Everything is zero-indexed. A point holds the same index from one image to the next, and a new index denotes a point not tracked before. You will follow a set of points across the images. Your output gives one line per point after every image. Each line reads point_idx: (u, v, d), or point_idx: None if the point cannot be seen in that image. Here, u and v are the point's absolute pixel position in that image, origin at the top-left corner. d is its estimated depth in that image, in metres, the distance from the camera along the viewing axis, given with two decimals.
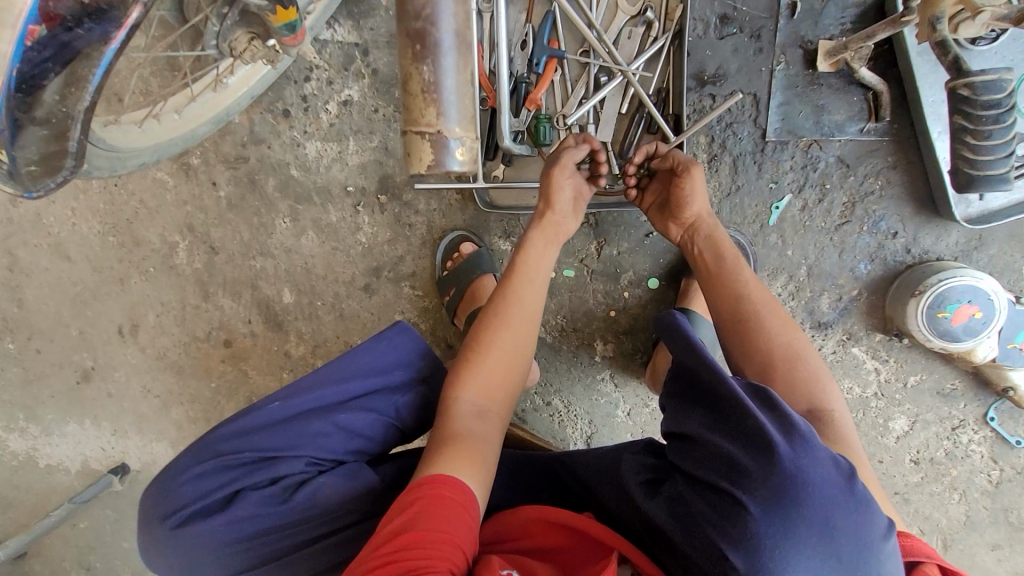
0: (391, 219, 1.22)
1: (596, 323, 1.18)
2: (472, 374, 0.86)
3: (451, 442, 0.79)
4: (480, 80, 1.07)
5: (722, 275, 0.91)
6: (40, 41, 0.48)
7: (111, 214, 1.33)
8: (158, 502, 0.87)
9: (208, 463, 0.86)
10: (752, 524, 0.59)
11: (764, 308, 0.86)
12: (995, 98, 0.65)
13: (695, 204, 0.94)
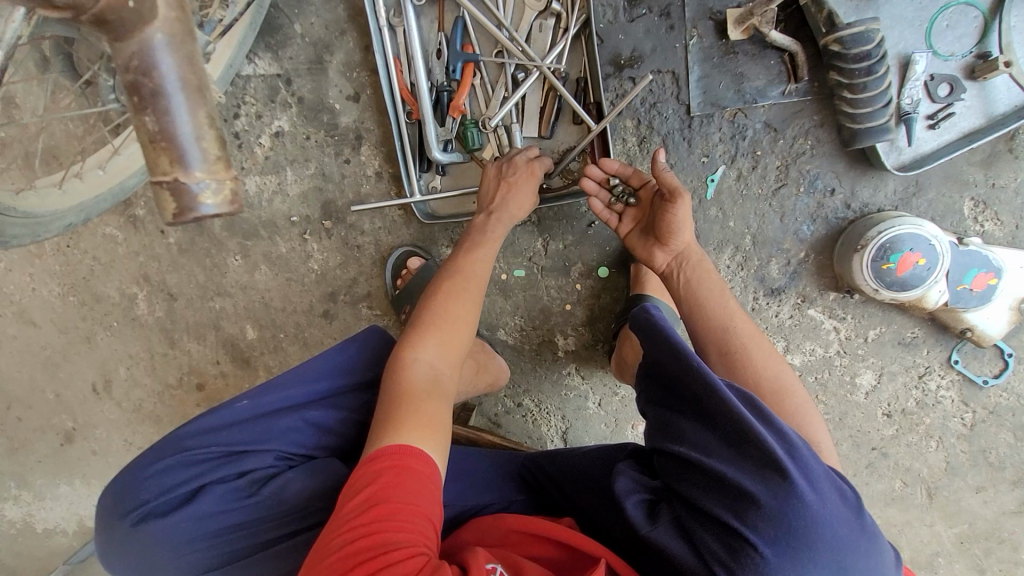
0: (339, 242, 1.22)
1: (554, 319, 1.18)
2: (422, 338, 0.84)
3: (409, 403, 0.76)
4: (404, 96, 1.07)
5: (705, 307, 0.87)
6: None
7: (67, 274, 1.34)
8: (116, 500, 0.85)
9: (170, 458, 0.84)
10: (764, 567, 0.59)
11: (746, 346, 0.84)
12: (863, 49, 0.89)
13: (683, 232, 0.88)
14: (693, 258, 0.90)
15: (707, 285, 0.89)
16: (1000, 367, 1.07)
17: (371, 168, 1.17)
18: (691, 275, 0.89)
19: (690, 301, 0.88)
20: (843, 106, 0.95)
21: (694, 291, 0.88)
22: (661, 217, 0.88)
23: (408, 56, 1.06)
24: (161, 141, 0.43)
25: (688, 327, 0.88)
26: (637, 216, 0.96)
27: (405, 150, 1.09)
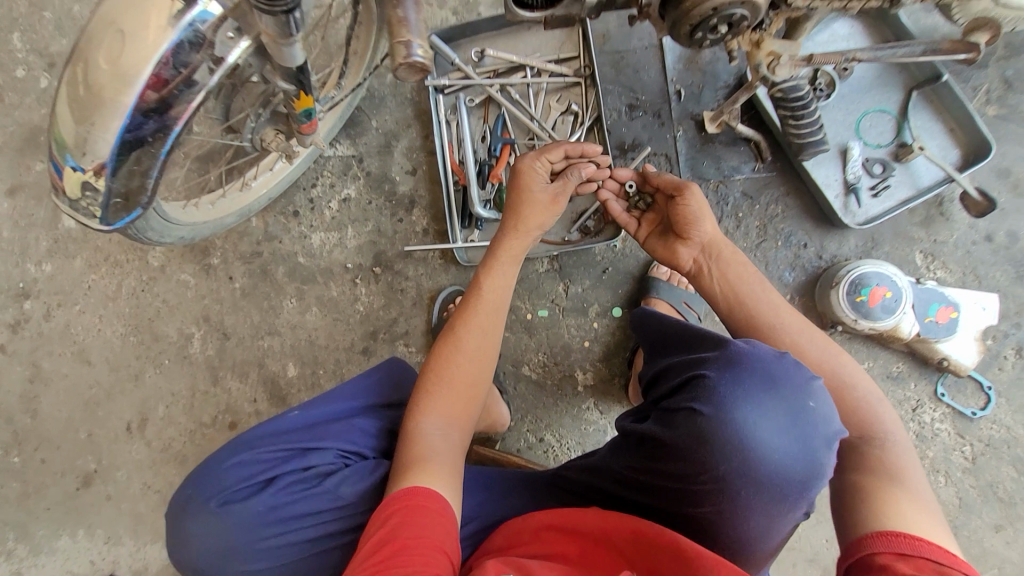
0: (385, 287, 1.40)
1: (574, 355, 1.32)
2: (430, 402, 0.93)
3: (420, 458, 0.86)
4: (453, 168, 1.36)
5: (740, 297, 0.99)
6: (151, 98, 0.72)
7: (135, 315, 1.50)
8: (195, 490, 0.92)
9: (245, 452, 0.92)
10: (713, 382, 0.80)
11: (784, 325, 0.96)
12: (797, 94, 1.14)
13: (703, 225, 1.02)
14: (716, 251, 1.02)
15: (740, 273, 1.00)
16: (984, 400, 1.18)
17: (419, 225, 1.41)
18: (722, 267, 1.01)
19: (728, 295, 1.00)
20: (789, 130, 1.20)
21: (732, 284, 1.00)
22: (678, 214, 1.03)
23: (460, 140, 1.37)
24: (401, 22, 0.70)
25: (740, 306, 0.99)
26: (654, 218, 1.11)
27: (451, 207, 1.34)
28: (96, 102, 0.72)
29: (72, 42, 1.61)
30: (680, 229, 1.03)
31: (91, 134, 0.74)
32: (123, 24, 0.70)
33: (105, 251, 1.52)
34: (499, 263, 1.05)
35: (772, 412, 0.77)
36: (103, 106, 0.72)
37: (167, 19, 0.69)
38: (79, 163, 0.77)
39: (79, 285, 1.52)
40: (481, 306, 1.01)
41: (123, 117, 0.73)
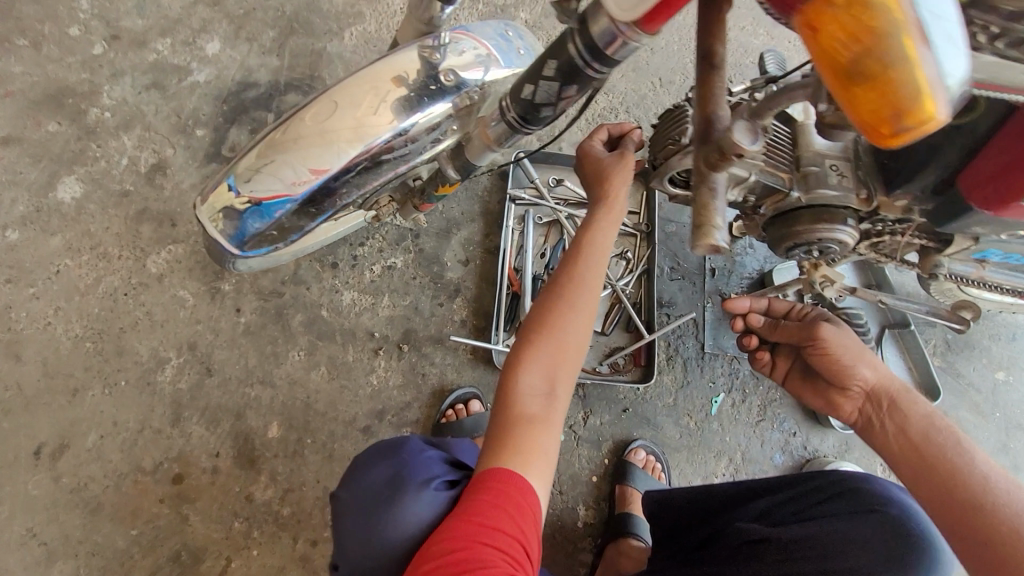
0: (406, 366, 1.35)
1: (580, 488, 1.32)
2: (529, 361, 0.90)
3: (512, 432, 0.87)
4: (509, 274, 1.42)
5: (922, 449, 0.89)
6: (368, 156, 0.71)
7: (102, 319, 1.29)
8: (377, 467, 1.08)
9: (423, 449, 1.11)
10: (881, 488, 1.02)
11: (986, 480, 0.82)
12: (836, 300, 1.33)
13: (858, 365, 1.00)
14: (886, 400, 0.97)
15: (908, 413, 0.93)
16: None
17: (458, 315, 1.41)
18: (886, 413, 0.95)
19: (900, 435, 0.92)
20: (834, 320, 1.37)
21: (897, 427, 0.93)
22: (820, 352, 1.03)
23: (521, 250, 1.44)
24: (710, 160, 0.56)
25: (900, 438, 0.91)
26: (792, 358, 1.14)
27: (500, 310, 1.37)
28: (291, 147, 0.71)
29: (147, 24, 1.54)
30: (836, 373, 1.01)
31: (266, 172, 0.71)
32: (341, 97, 0.72)
33: (96, 240, 1.34)
34: (594, 225, 0.96)
35: (905, 513, 0.97)
36: (298, 154, 0.71)
37: (394, 102, 0.72)
38: (237, 187, 0.71)
39: (45, 266, 1.31)
40: (585, 263, 0.95)
41: (314, 169, 0.71)
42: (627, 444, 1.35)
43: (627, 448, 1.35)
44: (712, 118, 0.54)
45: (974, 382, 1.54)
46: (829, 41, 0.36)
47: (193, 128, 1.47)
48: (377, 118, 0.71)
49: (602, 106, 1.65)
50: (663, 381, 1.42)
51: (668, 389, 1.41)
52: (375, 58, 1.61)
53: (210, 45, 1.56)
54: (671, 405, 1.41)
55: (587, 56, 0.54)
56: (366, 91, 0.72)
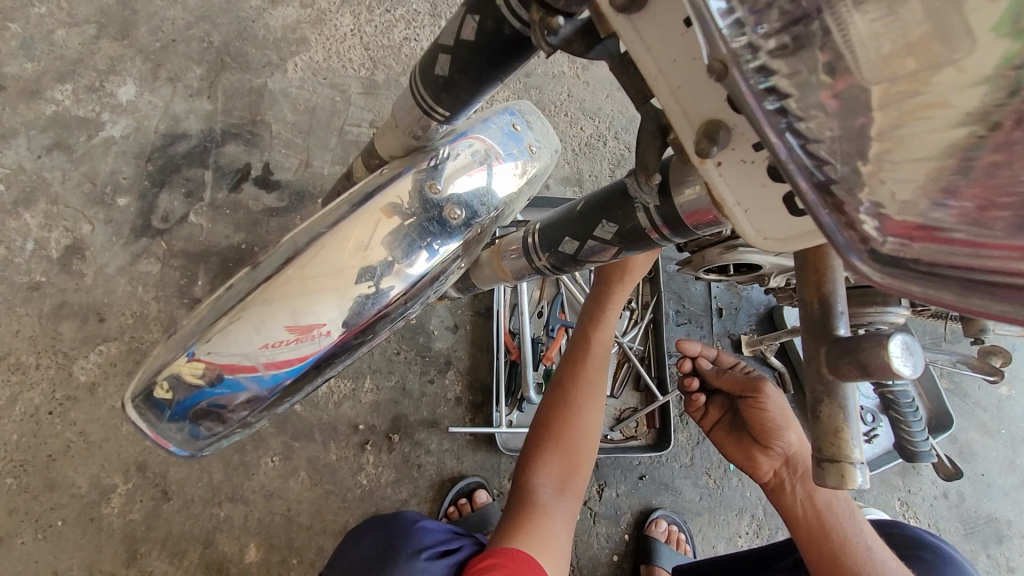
0: (398, 458, 1.19)
1: (601, 570, 1.21)
2: (547, 459, 0.84)
3: (529, 524, 0.81)
4: (505, 340, 1.26)
5: (827, 527, 0.77)
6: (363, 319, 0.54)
7: (25, 449, 1.07)
8: (353, 546, 0.84)
9: (414, 516, 0.88)
10: None
11: (873, 561, 0.74)
12: None
13: (787, 433, 0.79)
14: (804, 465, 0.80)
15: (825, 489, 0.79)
16: None
17: (451, 392, 1.25)
18: (811, 491, 0.79)
19: (819, 512, 0.78)
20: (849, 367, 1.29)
21: (814, 508, 0.78)
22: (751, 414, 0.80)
23: (515, 310, 1.29)
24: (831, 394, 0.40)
25: (805, 518, 0.78)
26: (723, 403, 0.88)
27: (499, 384, 1.22)
28: (264, 296, 0.52)
29: (41, 70, 1.27)
30: (764, 434, 0.80)
31: (229, 332, 0.51)
32: (321, 241, 0.54)
33: (5, 347, 1.11)
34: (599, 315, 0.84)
35: None
36: (269, 308, 0.52)
37: (386, 238, 0.54)
38: (195, 347, 0.52)
39: None
40: (593, 360, 0.85)
41: (291, 326, 0.52)
42: (647, 514, 1.24)
43: (647, 518, 1.24)
44: (830, 301, 0.42)
45: (980, 401, 1.51)
46: None
47: (114, 197, 1.24)
48: (368, 261, 0.53)
49: (588, 134, 1.50)
50: (678, 439, 1.31)
51: (684, 448, 1.30)
52: (327, 93, 1.39)
53: (123, 90, 1.30)
54: (689, 464, 1.30)
55: (657, 221, 0.40)
56: (352, 226, 0.54)
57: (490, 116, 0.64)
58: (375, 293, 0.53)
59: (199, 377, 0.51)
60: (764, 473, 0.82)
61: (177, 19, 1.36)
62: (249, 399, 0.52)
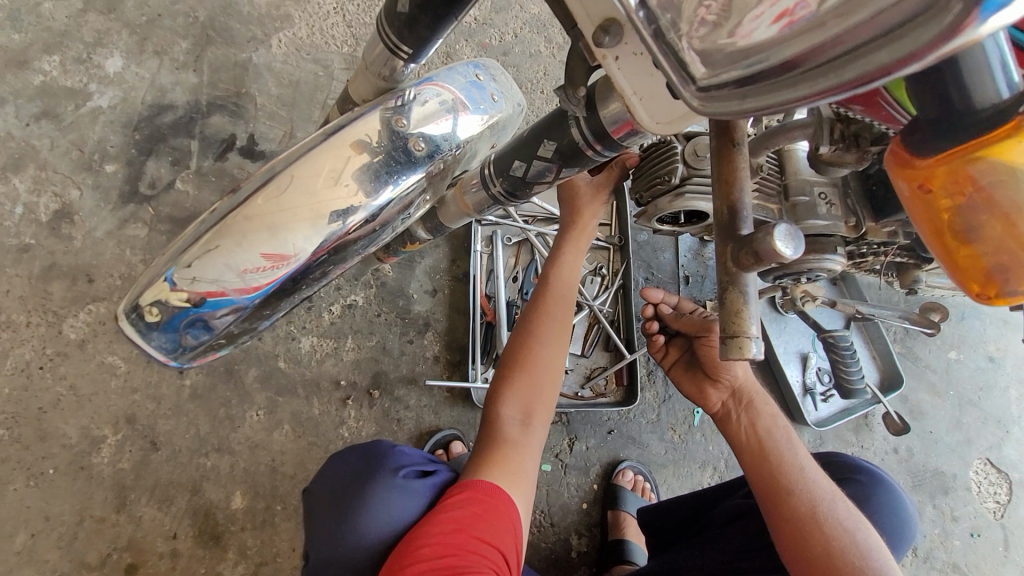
0: (379, 413, 1.26)
1: (571, 518, 1.28)
2: (511, 396, 0.89)
3: (498, 454, 0.86)
4: (481, 302, 1.33)
5: (768, 450, 0.81)
6: (333, 247, 0.60)
7: (16, 401, 1.11)
8: (334, 478, 0.89)
9: (388, 445, 0.93)
10: None
11: (807, 481, 0.78)
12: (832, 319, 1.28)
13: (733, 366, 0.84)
14: (749, 396, 0.85)
15: (768, 418, 0.84)
16: None
17: (430, 351, 1.32)
18: (754, 418, 0.84)
19: (760, 437, 0.82)
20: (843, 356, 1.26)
21: (757, 434, 0.82)
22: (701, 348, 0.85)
23: (491, 273, 1.36)
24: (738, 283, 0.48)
25: (749, 442, 0.82)
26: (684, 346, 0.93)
27: (475, 343, 1.29)
28: (238, 225, 0.57)
29: (28, 41, 1.30)
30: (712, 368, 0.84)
31: (210, 260, 0.57)
32: (295, 172, 0.59)
33: None
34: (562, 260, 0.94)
35: None
36: (245, 235, 0.57)
37: (356, 172, 0.60)
38: (176, 275, 0.57)
39: None
40: (555, 303, 0.93)
41: (267, 253, 0.57)
42: (615, 465, 1.32)
43: (614, 469, 1.32)
44: (737, 207, 0.49)
45: (930, 364, 1.61)
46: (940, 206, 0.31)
47: (102, 164, 1.28)
48: (339, 193, 0.59)
49: None
50: (646, 397, 1.39)
51: (651, 405, 1.38)
52: (310, 68, 1.45)
53: (111, 62, 1.34)
54: (656, 420, 1.38)
55: (590, 136, 0.47)
56: (325, 161, 0.60)
57: (454, 68, 0.70)
58: (341, 223, 0.59)
59: (187, 297, 0.57)
60: (715, 405, 0.87)
61: None
62: (231, 312, 0.58)
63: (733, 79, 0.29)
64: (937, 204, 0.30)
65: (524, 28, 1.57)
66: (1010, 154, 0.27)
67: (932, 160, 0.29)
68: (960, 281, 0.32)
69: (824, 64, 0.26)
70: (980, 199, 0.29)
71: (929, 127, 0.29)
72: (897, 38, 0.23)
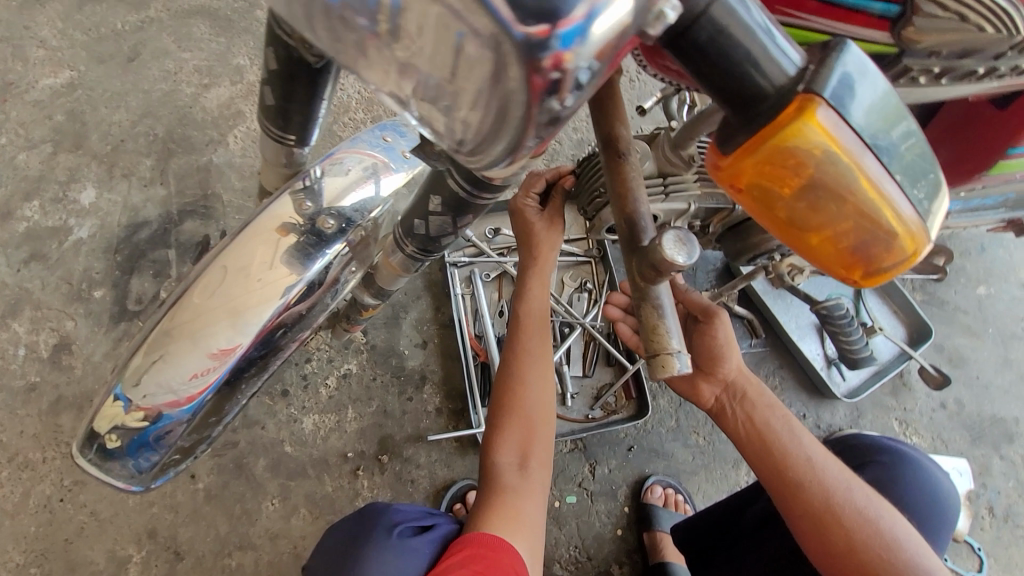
0: (392, 477, 1.25)
1: (607, 547, 1.23)
2: (506, 435, 0.88)
3: (500, 504, 0.84)
4: (471, 344, 1.32)
5: (770, 443, 0.79)
6: (265, 339, 0.60)
7: (44, 536, 1.14)
8: (332, 554, 0.86)
9: (384, 509, 0.91)
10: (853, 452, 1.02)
11: (819, 473, 0.76)
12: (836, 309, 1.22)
13: (728, 360, 0.83)
14: (742, 390, 0.83)
15: (767, 410, 0.82)
16: (977, 561, 1.28)
17: (432, 404, 1.31)
18: (750, 410, 0.82)
19: (756, 431, 0.80)
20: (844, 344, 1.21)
21: (756, 427, 0.81)
22: (699, 340, 0.83)
23: (475, 314, 1.35)
24: (653, 301, 0.45)
25: (748, 436, 0.81)
26: None
27: (473, 386, 1.27)
28: (170, 341, 0.58)
29: (9, 194, 1.39)
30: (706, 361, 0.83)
31: (157, 371, 0.57)
32: (230, 260, 0.61)
33: (12, 448, 1.19)
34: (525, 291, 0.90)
35: None
36: (189, 341, 0.58)
37: (286, 253, 0.61)
38: (126, 397, 0.58)
39: None
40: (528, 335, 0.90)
41: (213, 352, 0.58)
42: (642, 483, 1.27)
43: (642, 487, 1.26)
44: (634, 218, 0.47)
45: (960, 305, 1.51)
46: (768, 196, 0.26)
47: (90, 291, 1.34)
48: (273, 276, 0.60)
49: None
50: (661, 404, 1.34)
51: (668, 412, 1.33)
52: None
53: (85, 194, 1.42)
54: (676, 427, 1.32)
55: (469, 186, 0.47)
56: (258, 248, 0.61)
57: (360, 135, 0.70)
58: (283, 301, 0.60)
59: (139, 416, 0.57)
60: (708, 401, 0.85)
61: (122, 121, 1.49)
62: (174, 428, 0.58)
63: (468, 145, 0.27)
64: (763, 206, 0.27)
65: None
66: (808, 138, 0.24)
67: (735, 158, 0.26)
68: (831, 267, 0.28)
69: (498, 113, 0.24)
70: (809, 188, 0.25)
71: (734, 119, 0.26)
72: (503, 76, 0.22)
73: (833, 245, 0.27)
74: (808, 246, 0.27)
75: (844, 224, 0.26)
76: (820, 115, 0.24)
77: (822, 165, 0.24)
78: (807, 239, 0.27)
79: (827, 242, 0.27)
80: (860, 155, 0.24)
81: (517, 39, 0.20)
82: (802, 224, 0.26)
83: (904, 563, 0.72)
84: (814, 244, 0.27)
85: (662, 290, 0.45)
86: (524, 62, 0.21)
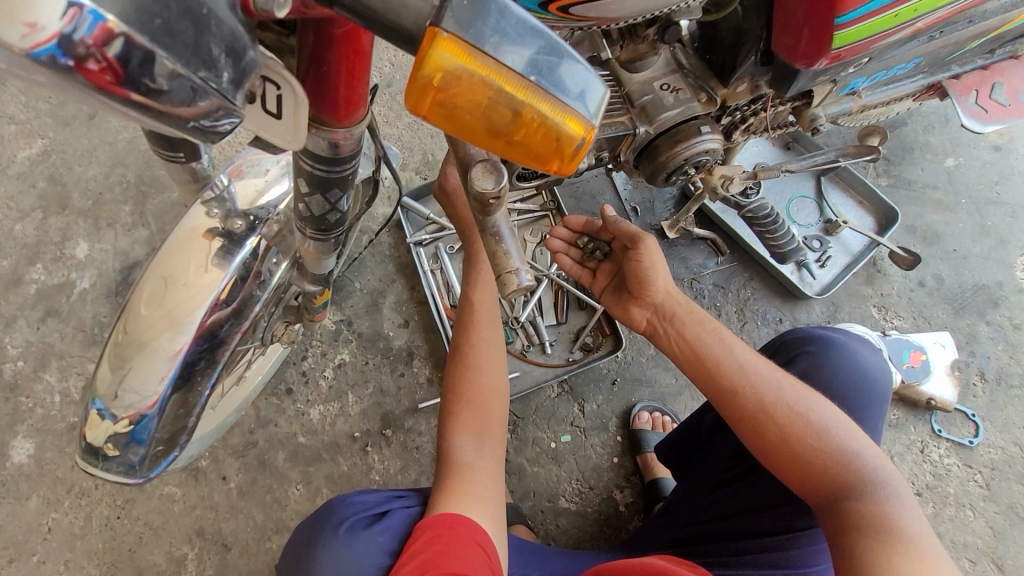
0: (399, 448, 1.36)
1: (607, 476, 1.31)
2: (461, 419, 0.94)
3: (457, 481, 0.88)
4: (448, 314, 1.40)
5: (701, 355, 0.88)
6: (203, 336, 0.69)
7: (110, 549, 1.30)
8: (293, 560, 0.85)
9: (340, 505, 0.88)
10: None
11: (750, 375, 0.85)
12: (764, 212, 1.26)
13: (656, 282, 0.93)
14: (673, 313, 0.93)
15: (696, 329, 0.90)
16: (974, 427, 1.30)
17: (423, 376, 1.40)
18: (680, 329, 0.91)
19: (685, 349, 0.90)
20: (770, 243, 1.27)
21: (686, 343, 0.90)
22: (631, 268, 0.93)
23: (448, 286, 1.43)
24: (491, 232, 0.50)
25: (680, 348, 0.91)
26: (610, 269, 1.03)
27: None
28: (129, 356, 0.67)
29: (15, 263, 1.52)
30: (636, 287, 0.94)
31: (126, 378, 0.67)
32: (166, 270, 0.69)
33: (68, 481, 1.35)
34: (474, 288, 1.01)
35: None
36: (146, 348, 0.67)
37: (214, 256, 0.69)
38: (110, 410, 0.67)
39: (35, 530, 1.31)
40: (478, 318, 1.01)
41: (171, 354, 0.68)
42: (630, 412, 1.34)
43: (630, 415, 1.33)
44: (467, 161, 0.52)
45: (928, 182, 1.48)
46: (453, 111, 0.34)
47: (103, 334, 1.47)
48: (206, 277, 0.69)
49: None
50: (638, 335, 1.39)
51: (645, 341, 1.38)
52: None
53: (79, 249, 1.54)
54: (655, 354, 1.38)
55: (316, 163, 0.53)
56: (190, 255, 0.69)
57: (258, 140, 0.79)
58: (213, 299, 0.68)
59: (123, 420, 0.67)
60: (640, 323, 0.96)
61: (98, 175, 1.60)
62: (150, 423, 0.68)
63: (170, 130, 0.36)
64: (451, 123, 0.35)
65: (396, 53, 1.63)
66: (445, 61, 0.32)
67: (414, 91, 0.34)
68: (538, 155, 0.37)
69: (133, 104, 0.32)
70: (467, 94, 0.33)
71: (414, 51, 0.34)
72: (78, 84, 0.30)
73: (519, 135, 0.35)
74: (504, 141, 0.36)
75: (516, 118, 0.34)
76: (444, 41, 0.32)
77: (465, 77, 0.32)
78: (501, 138, 0.36)
79: (515, 135, 0.36)
80: (489, 65, 0.32)
81: (44, 57, 0.28)
82: (487, 126, 0.35)
83: (833, 443, 0.80)
84: (507, 138, 0.36)
85: (499, 220, 0.51)
86: (66, 65, 0.29)
